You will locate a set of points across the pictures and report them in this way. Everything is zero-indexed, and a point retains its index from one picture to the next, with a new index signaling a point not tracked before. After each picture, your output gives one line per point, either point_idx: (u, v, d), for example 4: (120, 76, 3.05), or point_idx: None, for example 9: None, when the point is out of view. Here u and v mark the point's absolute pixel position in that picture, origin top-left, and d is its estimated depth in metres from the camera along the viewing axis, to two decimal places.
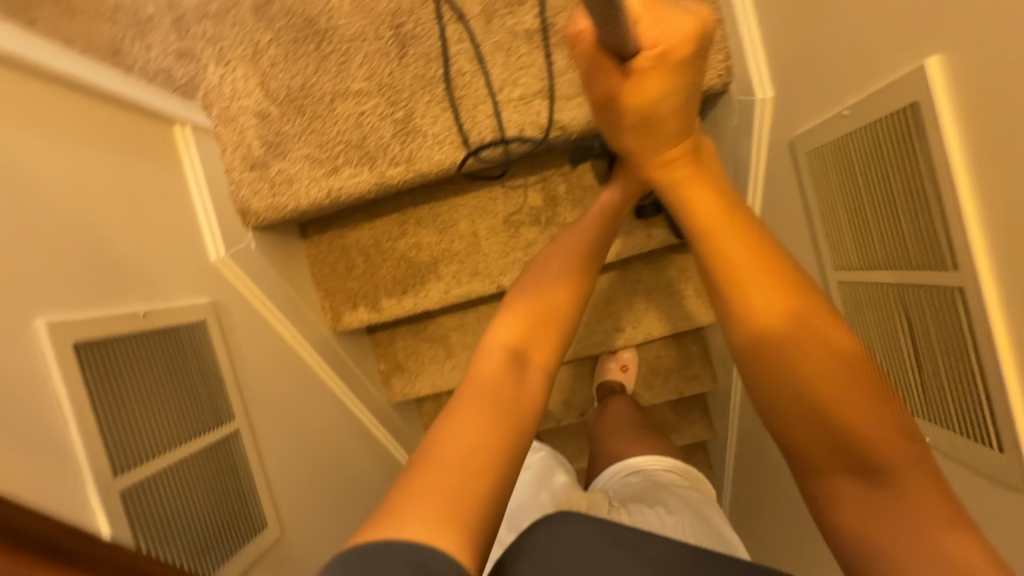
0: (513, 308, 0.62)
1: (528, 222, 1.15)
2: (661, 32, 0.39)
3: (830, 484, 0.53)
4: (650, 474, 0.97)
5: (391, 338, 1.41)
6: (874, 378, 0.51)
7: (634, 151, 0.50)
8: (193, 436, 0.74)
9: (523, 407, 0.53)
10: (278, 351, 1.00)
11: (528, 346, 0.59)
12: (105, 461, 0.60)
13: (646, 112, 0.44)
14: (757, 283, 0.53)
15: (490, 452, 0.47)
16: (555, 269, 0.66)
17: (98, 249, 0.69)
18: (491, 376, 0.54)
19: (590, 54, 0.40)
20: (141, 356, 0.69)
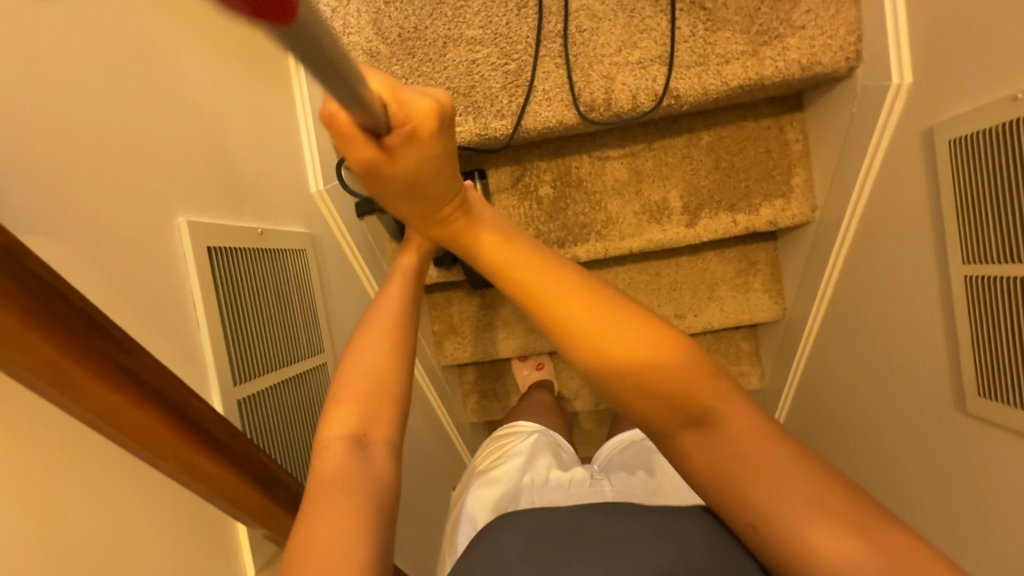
0: (343, 387, 0.57)
1: (611, 196, 1.13)
2: (407, 115, 0.37)
3: (677, 439, 0.46)
4: (640, 445, 0.89)
5: (448, 300, 1.40)
6: (702, 363, 0.45)
7: (399, 210, 0.48)
8: (294, 358, 0.74)
9: (375, 482, 0.51)
10: (357, 293, 0.99)
11: (369, 423, 0.55)
12: (228, 367, 0.60)
13: (407, 187, 0.43)
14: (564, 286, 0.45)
15: (355, 537, 0.45)
16: (375, 344, 0.59)
17: (225, 160, 0.68)
18: (336, 474, 0.50)
19: (341, 131, 0.36)
20: (257, 273, 0.69)
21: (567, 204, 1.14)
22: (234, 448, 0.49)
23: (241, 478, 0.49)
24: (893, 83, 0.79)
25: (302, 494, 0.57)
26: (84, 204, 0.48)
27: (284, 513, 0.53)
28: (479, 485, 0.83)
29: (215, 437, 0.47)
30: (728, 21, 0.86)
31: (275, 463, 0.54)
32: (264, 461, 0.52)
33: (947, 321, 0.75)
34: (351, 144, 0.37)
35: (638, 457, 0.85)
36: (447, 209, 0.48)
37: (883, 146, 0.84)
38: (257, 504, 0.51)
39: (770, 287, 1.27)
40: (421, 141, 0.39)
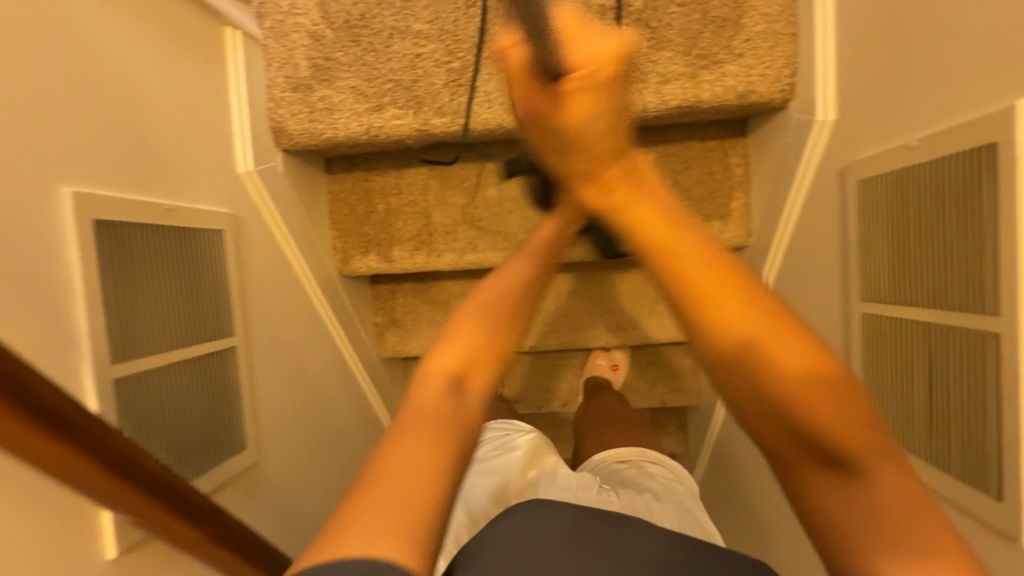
0: (450, 331, 0.56)
1: None
2: (589, 53, 0.43)
3: (798, 476, 0.45)
4: (636, 462, 0.93)
5: (392, 293, 1.39)
6: (860, 407, 0.42)
7: (565, 172, 0.50)
8: (195, 341, 0.73)
9: (469, 427, 0.50)
10: (285, 279, 0.98)
11: (471, 369, 0.54)
12: (107, 345, 0.59)
13: (577, 136, 0.46)
14: (721, 295, 0.43)
15: (432, 473, 0.45)
16: (492, 292, 0.59)
17: (134, 131, 0.67)
18: (432, 413, 0.50)
19: (521, 70, 0.44)
20: (157, 251, 0.67)
21: (512, 207, 1.14)
22: (84, 427, 0.48)
23: (88, 459, 0.49)
24: (818, 120, 0.81)
25: (162, 475, 0.56)
26: None
27: (137, 495, 0.53)
28: (489, 470, 0.87)
29: (63, 416, 0.46)
30: (670, 42, 0.87)
31: (134, 445, 0.53)
32: (119, 441, 0.52)
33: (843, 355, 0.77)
34: (520, 86, 0.45)
35: (636, 474, 0.89)
36: (612, 171, 0.47)
37: (808, 179, 0.86)
38: (109, 485, 0.51)
39: None
40: (596, 84, 0.43)
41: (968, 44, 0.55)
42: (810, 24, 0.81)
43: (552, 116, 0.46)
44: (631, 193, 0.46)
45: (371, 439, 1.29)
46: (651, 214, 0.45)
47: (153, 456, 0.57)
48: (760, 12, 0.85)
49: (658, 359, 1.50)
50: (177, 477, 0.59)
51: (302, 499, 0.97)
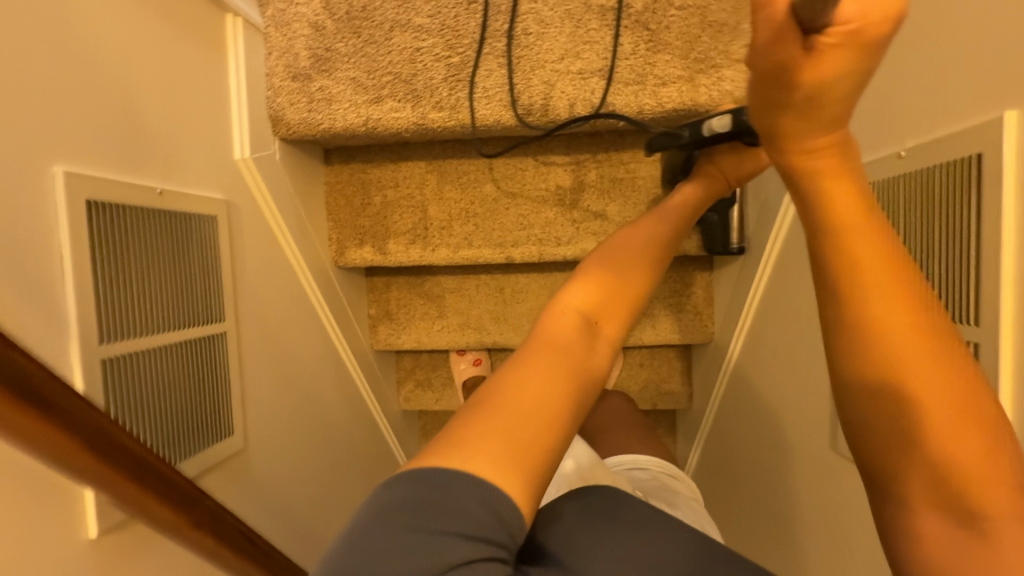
0: (588, 273, 0.59)
1: (552, 201, 1.14)
2: (867, 3, 0.32)
3: (910, 517, 0.45)
4: (657, 474, 0.98)
5: (386, 286, 1.39)
6: (984, 403, 0.42)
7: (783, 138, 0.42)
8: (186, 325, 0.73)
9: (589, 376, 0.51)
10: (278, 267, 0.98)
11: (602, 315, 0.56)
12: (95, 326, 0.59)
13: (813, 93, 0.37)
14: (879, 282, 0.42)
15: (556, 406, 0.47)
16: (635, 250, 0.63)
17: (128, 114, 0.67)
18: (561, 342, 0.52)
19: (777, 22, 0.33)
20: (149, 234, 0.68)
21: (508, 205, 1.15)
22: (66, 406, 0.48)
23: (70, 437, 0.48)
24: None
25: (144, 457, 0.56)
26: None
27: (119, 475, 0.53)
28: None
29: (44, 392, 0.46)
30: (669, 45, 0.87)
31: (115, 425, 0.53)
32: (101, 421, 0.51)
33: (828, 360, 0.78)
34: (772, 30, 0.34)
35: (659, 485, 0.94)
36: (829, 150, 0.42)
37: None
38: (92, 464, 0.50)
39: (700, 311, 1.31)
40: (862, 44, 0.34)
41: (960, 56, 0.56)
42: None
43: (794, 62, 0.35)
44: (835, 162, 0.43)
45: (360, 431, 1.30)
46: (849, 200, 0.43)
47: (137, 439, 0.57)
48: None
49: (648, 360, 1.51)
50: (160, 460, 0.59)
51: (289, 487, 0.98)
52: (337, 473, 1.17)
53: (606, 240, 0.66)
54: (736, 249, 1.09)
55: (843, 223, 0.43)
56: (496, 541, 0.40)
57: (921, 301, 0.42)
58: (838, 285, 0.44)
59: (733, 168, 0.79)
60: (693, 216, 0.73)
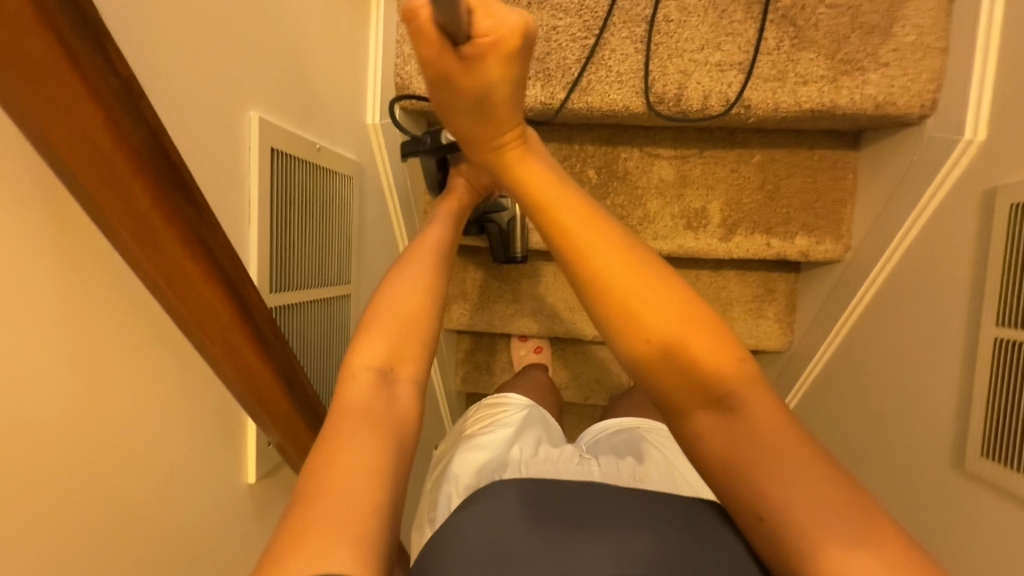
0: (368, 327, 0.57)
1: (654, 193, 1.12)
2: (493, 25, 0.40)
3: (693, 423, 0.48)
4: (634, 431, 0.94)
5: (463, 266, 1.39)
6: (730, 345, 0.48)
7: (466, 131, 0.51)
8: (323, 284, 0.73)
9: (398, 421, 0.51)
10: (386, 236, 0.98)
11: (394, 359, 0.55)
12: (267, 275, 0.59)
13: (475, 98, 0.46)
14: (637, 278, 0.48)
15: (382, 470, 0.45)
16: (405, 285, 0.61)
17: (300, 68, 0.66)
18: (362, 404, 0.51)
19: (423, 30, 0.39)
20: (308, 188, 0.68)
21: (608, 193, 1.13)
22: (277, 347, 0.51)
23: (275, 379, 0.51)
24: (964, 139, 0.79)
25: (317, 410, 0.58)
26: (182, 77, 0.47)
27: (296, 426, 0.54)
28: (468, 448, 0.85)
29: (263, 334, 0.49)
30: (815, 43, 0.85)
31: (302, 373, 0.55)
32: (294, 366, 0.54)
33: (963, 377, 0.76)
34: (428, 44, 0.41)
35: (628, 439, 0.92)
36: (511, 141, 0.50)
37: (938, 198, 0.84)
38: (282, 412, 0.52)
39: (781, 318, 1.29)
40: (502, 51, 0.42)
41: None
42: (967, 40, 0.80)
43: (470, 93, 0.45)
44: (524, 153, 0.52)
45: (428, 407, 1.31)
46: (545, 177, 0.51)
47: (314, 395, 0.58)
48: (912, 22, 0.83)
49: None
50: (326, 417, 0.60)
51: None
52: None
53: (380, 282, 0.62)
54: (519, 256, 1.13)
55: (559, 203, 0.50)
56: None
57: (681, 293, 0.48)
58: (593, 289, 0.49)
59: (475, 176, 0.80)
60: (456, 229, 0.73)
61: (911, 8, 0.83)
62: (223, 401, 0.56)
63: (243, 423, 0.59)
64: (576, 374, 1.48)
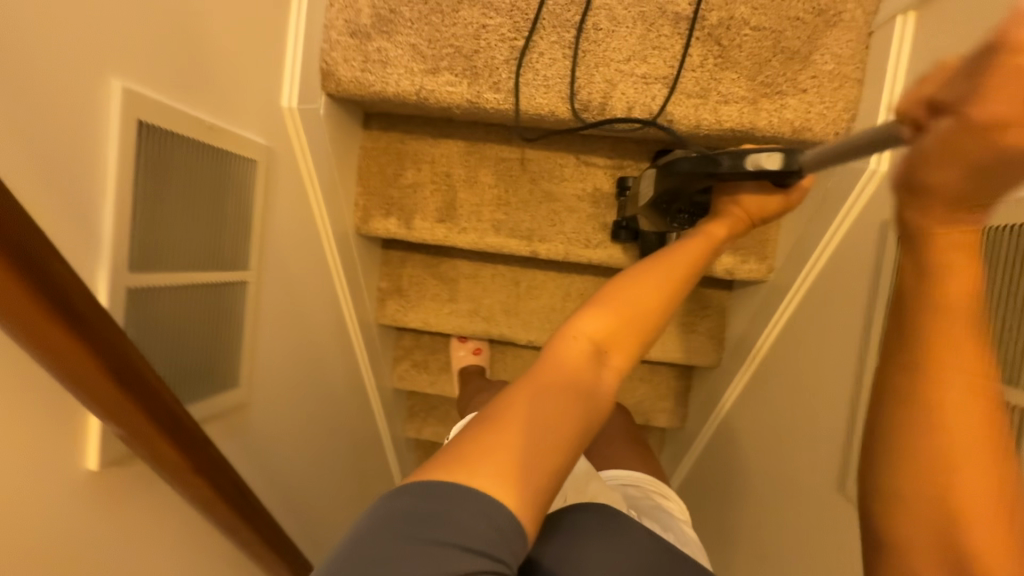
0: (595, 303, 0.58)
1: (586, 201, 1.12)
2: None
3: None
4: (650, 492, 0.97)
5: (402, 261, 1.37)
6: None
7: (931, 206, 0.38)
8: (211, 267, 0.70)
9: (595, 399, 0.53)
10: (304, 224, 0.96)
11: (613, 342, 0.56)
12: (125, 253, 0.56)
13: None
14: (959, 381, 0.41)
15: (555, 435, 0.49)
16: (660, 275, 0.62)
17: (194, 43, 0.64)
18: (571, 368, 0.53)
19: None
20: (192, 168, 0.65)
21: (544, 199, 1.13)
22: (95, 322, 0.48)
23: (96, 359, 0.48)
24: (869, 168, 0.81)
25: (160, 395, 0.55)
26: (20, 38, 0.44)
27: (126, 411, 0.52)
28: None
29: (76, 307, 0.46)
30: (737, 64, 0.86)
31: (138, 353, 0.53)
32: (125, 349, 0.51)
33: (855, 404, 0.77)
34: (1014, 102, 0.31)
35: (652, 504, 0.94)
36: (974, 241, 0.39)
37: (846, 225, 0.86)
38: (109, 394, 0.50)
39: (712, 336, 1.31)
40: None
41: None
42: (879, 74, 0.81)
43: (957, 193, 0.36)
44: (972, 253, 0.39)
45: (352, 402, 1.29)
46: (968, 286, 0.40)
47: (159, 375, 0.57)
48: (831, 51, 0.85)
49: (649, 377, 1.51)
50: (175, 404, 0.58)
51: (282, 449, 0.95)
52: (328, 442, 1.15)
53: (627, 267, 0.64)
54: None
55: (950, 297, 0.40)
56: (499, 558, 0.42)
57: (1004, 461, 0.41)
58: (920, 448, 0.42)
59: (758, 204, 0.72)
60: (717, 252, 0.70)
61: (832, 37, 0.84)
62: (63, 398, 0.52)
63: (89, 422, 0.55)
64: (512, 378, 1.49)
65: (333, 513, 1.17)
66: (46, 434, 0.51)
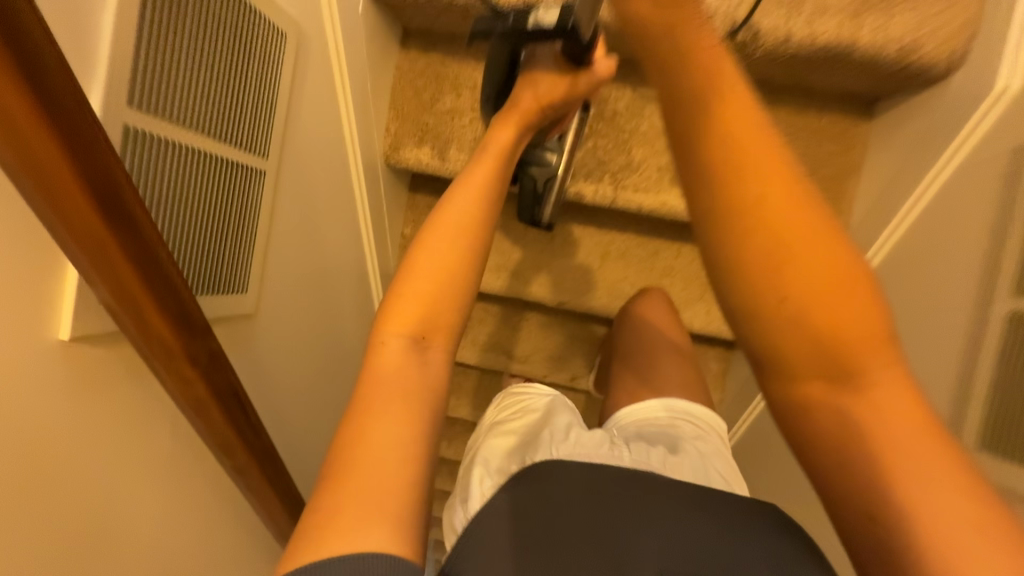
0: (397, 287, 0.58)
1: (643, 139, 1.00)
2: None
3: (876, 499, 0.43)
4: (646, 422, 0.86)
5: (429, 206, 1.27)
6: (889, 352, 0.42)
7: None
8: (225, 142, 0.60)
9: (429, 389, 0.55)
10: (328, 132, 0.86)
11: (428, 327, 0.57)
12: (126, 81, 0.46)
13: None
14: (775, 195, 0.41)
15: (404, 451, 0.50)
16: (456, 227, 0.60)
17: None
18: (392, 375, 0.54)
19: None
20: (217, 11, 0.55)
21: (592, 136, 1.01)
22: (77, 125, 0.36)
23: (71, 174, 0.37)
24: (999, 87, 0.69)
25: (173, 282, 0.46)
26: None
27: (131, 288, 0.43)
28: (492, 433, 0.77)
29: (53, 86, 0.34)
30: None
31: (127, 193, 0.40)
32: (135, 210, 0.41)
33: (963, 363, 0.66)
34: None
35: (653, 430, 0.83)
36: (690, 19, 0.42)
37: (961, 157, 0.74)
38: (120, 261, 0.41)
39: None
40: None
41: None
42: None
43: None
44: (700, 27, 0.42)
45: (365, 350, 1.19)
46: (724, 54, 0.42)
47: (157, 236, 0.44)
48: None
49: None
50: (189, 299, 0.48)
51: (289, 383, 0.86)
52: (337, 385, 1.05)
53: (425, 227, 0.60)
54: (545, 224, 1.01)
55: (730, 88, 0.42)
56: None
57: (831, 240, 0.41)
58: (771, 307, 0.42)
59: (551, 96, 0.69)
60: (509, 158, 0.68)
61: None
62: (38, 254, 0.42)
63: (65, 291, 0.44)
64: (538, 346, 1.41)
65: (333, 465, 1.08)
66: (11, 295, 0.40)
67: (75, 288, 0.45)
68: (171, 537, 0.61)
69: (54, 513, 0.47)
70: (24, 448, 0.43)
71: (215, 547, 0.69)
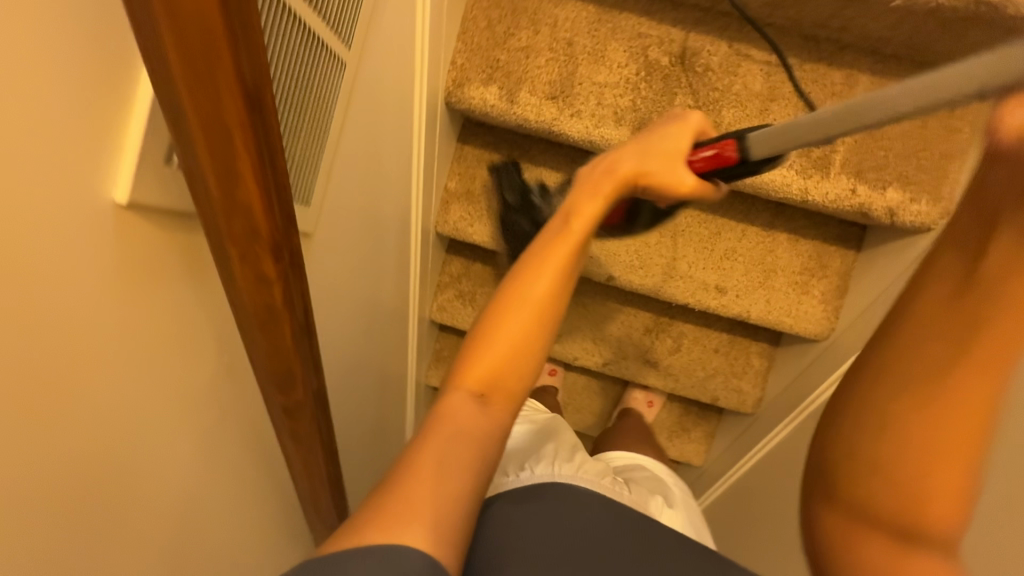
0: (478, 345, 0.55)
1: (736, 102, 0.91)
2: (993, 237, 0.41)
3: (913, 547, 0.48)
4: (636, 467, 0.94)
5: (478, 161, 1.17)
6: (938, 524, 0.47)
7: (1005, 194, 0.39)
8: (313, 9, 0.49)
9: (489, 443, 0.52)
10: (402, 48, 0.76)
11: (495, 386, 0.54)
12: None
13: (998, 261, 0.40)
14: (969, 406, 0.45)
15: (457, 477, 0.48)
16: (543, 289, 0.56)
17: None
18: (458, 426, 0.51)
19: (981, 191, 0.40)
20: None
21: (678, 92, 0.92)
22: None
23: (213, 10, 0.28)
24: None
25: (271, 135, 0.35)
26: None
27: (230, 134, 0.32)
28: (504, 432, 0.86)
29: None
30: None
31: (253, 44, 0.31)
32: (257, 91, 0.33)
33: None
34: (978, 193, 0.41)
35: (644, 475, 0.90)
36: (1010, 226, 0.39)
37: None
38: (223, 96, 0.30)
39: (827, 300, 1.11)
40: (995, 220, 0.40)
41: None
42: None
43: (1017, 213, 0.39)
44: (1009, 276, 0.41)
45: (394, 310, 1.08)
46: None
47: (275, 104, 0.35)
48: None
49: (725, 348, 1.34)
50: (283, 165, 0.37)
51: (325, 329, 0.76)
52: (363, 343, 0.95)
53: (507, 276, 0.58)
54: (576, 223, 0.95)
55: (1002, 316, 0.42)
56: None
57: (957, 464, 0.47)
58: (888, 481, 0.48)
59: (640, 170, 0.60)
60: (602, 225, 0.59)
61: None
62: (98, 63, 0.32)
63: (128, 130, 0.34)
64: (570, 328, 1.37)
65: (348, 427, 0.99)
66: (62, 110, 0.30)
67: (142, 129, 0.34)
68: (187, 477, 0.50)
69: (61, 418, 0.36)
70: (41, 325, 0.32)
71: (229, 498, 0.59)
